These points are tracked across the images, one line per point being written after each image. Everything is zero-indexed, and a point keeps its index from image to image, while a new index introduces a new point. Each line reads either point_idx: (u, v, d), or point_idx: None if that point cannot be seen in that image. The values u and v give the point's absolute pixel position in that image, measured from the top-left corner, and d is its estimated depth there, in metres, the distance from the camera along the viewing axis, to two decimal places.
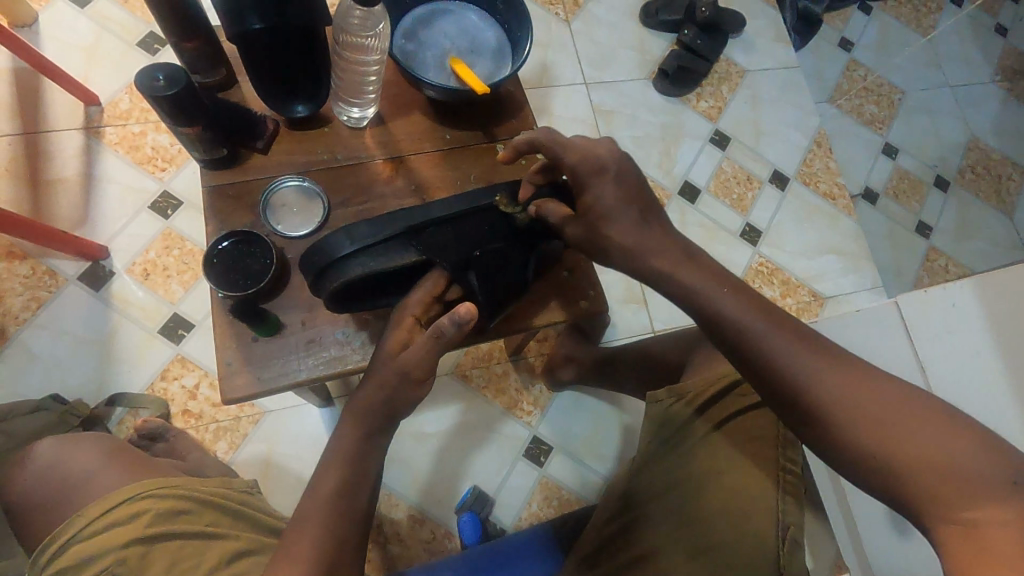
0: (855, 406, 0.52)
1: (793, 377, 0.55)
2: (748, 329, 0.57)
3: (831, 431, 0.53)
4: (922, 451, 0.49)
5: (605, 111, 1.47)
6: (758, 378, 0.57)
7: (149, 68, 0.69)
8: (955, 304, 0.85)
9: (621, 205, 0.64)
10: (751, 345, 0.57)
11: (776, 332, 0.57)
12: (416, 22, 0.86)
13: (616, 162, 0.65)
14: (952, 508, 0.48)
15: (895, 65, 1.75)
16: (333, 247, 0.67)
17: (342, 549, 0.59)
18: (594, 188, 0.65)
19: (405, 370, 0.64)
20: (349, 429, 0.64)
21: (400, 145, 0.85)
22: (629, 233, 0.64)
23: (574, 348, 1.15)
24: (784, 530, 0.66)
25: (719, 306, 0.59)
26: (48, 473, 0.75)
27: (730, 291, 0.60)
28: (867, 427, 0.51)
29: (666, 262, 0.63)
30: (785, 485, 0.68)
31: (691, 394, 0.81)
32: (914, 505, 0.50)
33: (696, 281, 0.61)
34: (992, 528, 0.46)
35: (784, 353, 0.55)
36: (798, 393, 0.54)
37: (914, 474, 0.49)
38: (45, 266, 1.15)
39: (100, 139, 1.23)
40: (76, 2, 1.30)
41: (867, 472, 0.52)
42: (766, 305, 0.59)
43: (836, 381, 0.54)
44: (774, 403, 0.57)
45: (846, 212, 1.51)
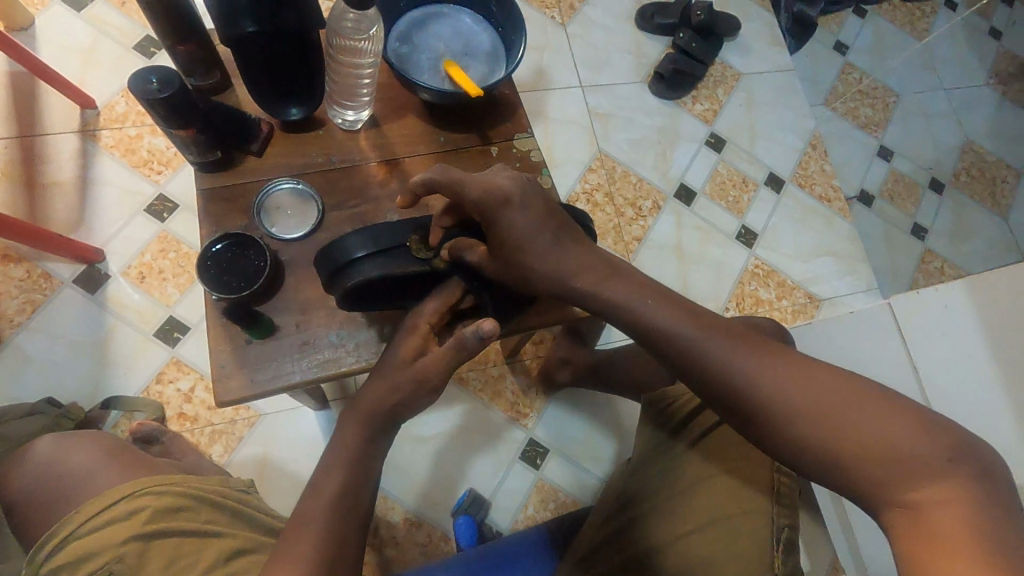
0: (788, 400, 0.54)
1: (729, 379, 0.57)
2: (683, 337, 0.60)
3: (769, 428, 0.54)
4: (858, 437, 0.50)
5: (601, 114, 1.47)
6: (698, 383, 0.59)
7: (143, 71, 0.69)
8: (948, 306, 0.86)
9: (538, 229, 0.65)
10: (687, 351, 0.60)
11: (709, 337, 0.59)
12: (410, 26, 0.87)
13: (517, 191, 0.64)
14: (896, 492, 0.48)
15: (890, 68, 1.76)
16: (350, 249, 0.67)
17: (344, 547, 0.59)
18: (505, 218, 0.64)
19: (417, 378, 0.65)
20: (350, 429, 0.65)
21: (395, 148, 0.85)
22: (551, 261, 0.66)
23: (570, 351, 1.14)
24: (778, 533, 0.63)
25: (653, 317, 0.62)
26: (45, 472, 0.75)
27: (663, 303, 0.63)
28: (802, 420, 0.52)
29: (594, 281, 0.66)
30: (780, 489, 0.65)
31: (678, 402, 0.82)
32: (861, 493, 0.50)
33: (631, 296, 0.64)
34: (935, 510, 0.47)
35: (718, 356, 0.58)
36: (734, 392, 0.57)
37: (852, 461, 0.50)
38: (41, 269, 1.15)
39: (96, 142, 1.23)
40: (72, 6, 1.30)
41: (811, 466, 0.52)
42: (697, 313, 0.62)
43: (769, 376, 0.55)
44: (716, 406, 0.59)
45: (841, 215, 1.51)
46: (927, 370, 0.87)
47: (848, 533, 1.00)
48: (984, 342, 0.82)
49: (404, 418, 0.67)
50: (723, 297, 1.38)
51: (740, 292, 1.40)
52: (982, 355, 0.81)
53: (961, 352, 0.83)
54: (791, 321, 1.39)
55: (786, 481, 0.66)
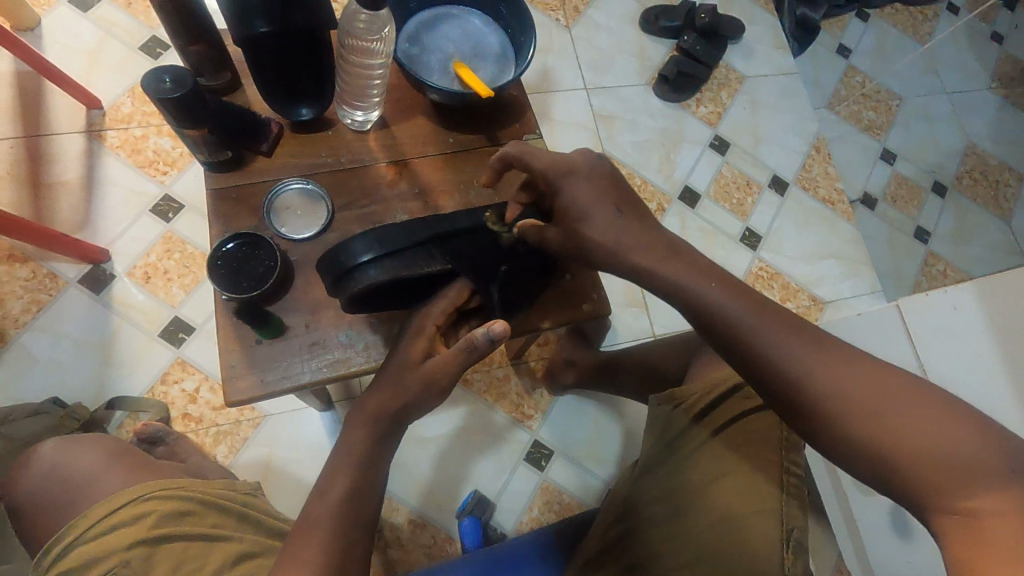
0: (849, 397, 0.52)
1: (786, 369, 0.55)
2: (740, 324, 0.57)
3: (828, 423, 0.53)
4: (920, 440, 0.49)
5: (605, 116, 1.47)
6: (753, 372, 0.57)
7: (156, 70, 0.69)
8: (957, 306, 0.85)
9: (596, 202, 0.64)
10: (743, 339, 0.57)
11: (767, 325, 0.56)
12: (419, 27, 0.87)
13: (586, 164, 0.65)
14: (950, 498, 0.48)
15: (893, 71, 1.76)
16: (355, 252, 0.66)
17: (352, 549, 0.59)
18: (567, 188, 0.64)
19: (428, 381, 0.64)
20: (359, 431, 0.64)
21: (404, 148, 0.85)
22: (607, 233, 0.63)
23: (573, 352, 1.16)
24: (788, 534, 0.66)
25: (709, 299, 0.59)
26: (53, 473, 0.75)
27: (719, 283, 0.60)
28: (863, 418, 0.51)
29: (651, 257, 0.62)
30: (789, 487, 0.69)
31: (690, 400, 0.81)
32: (912, 495, 0.50)
33: (684, 276, 0.60)
34: (992, 518, 0.46)
35: (777, 346, 0.55)
36: (790, 384, 0.55)
37: (911, 464, 0.49)
38: (46, 269, 1.15)
39: (101, 142, 1.23)
40: (78, 6, 1.30)
41: (865, 465, 0.52)
42: (755, 297, 0.59)
43: (828, 372, 0.54)
44: (769, 397, 0.57)
45: (844, 217, 1.51)
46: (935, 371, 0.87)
47: (853, 535, 1.01)
48: (994, 343, 0.82)
49: (410, 418, 0.66)
50: None
51: None
52: (991, 358, 0.82)
53: (970, 354, 0.83)
54: None
55: (795, 485, 0.70)
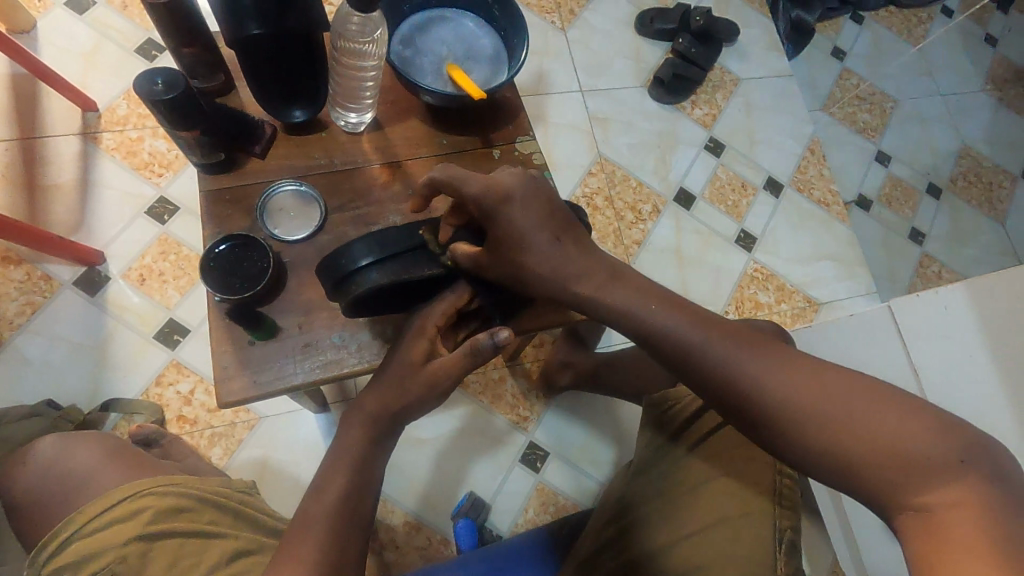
0: (794, 404, 0.54)
1: (732, 383, 0.57)
2: (686, 342, 0.59)
3: (780, 433, 0.54)
4: (870, 438, 0.50)
5: (601, 118, 1.48)
6: (703, 389, 0.59)
7: (149, 72, 0.69)
8: (948, 307, 0.86)
9: (540, 226, 0.65)
10: (689, 357, 0.59)
11: (710, 342, 0.59)
12: (413, 29, 0.87)
13: (520, 190, 0.65)
14: (905, 494, 0.49)
15: (887, 74, 1.77)
16: (353, 257, 0.67)
17: (343, 551, 0.59)
18: (505, 217, 0.64)
19: (432, 385, 0.65)
20: (356, 433, 0.65)
21: (398, 150, 0.85)
22: (552, 258, 0.65)
23: (569, 354, 1.14)
24: (780, 536, 0.63)
25: (654, 322, 0.61)
26: (48, 472, 0.75)
27: (661, 305, 0.62)
28: (812, 425, 0.52)
29: (593, 283, 0.65)
30: (782, 492, 0.66)
31: (680, 404, 0.82)
32: (870, 496, 0.51)
33: (628, 299, 0.63)
34: (947, 513, 0.47)
35: (721, 362, 0.57)
36: (738, 397, 0.56)
37: (864, 464, 0.50)
38: (42, 271, 1.15)
39: (97, 144, 1.24)
40: (74, 9, 1.30)
41: (822, 470, 0.53)
42: (698, 315, 0.61)
43: (773, 382, 0.55)
44: (722, 413, 0.59)
45: (839, 219, 1.52)
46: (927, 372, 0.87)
47: (850, 539, 1.00)
48: (986, 343, 0.82)
49: (407, 419, 0.67)
50: (723, 300, 1.39)
51: (739, 295, 1.40)
52: (983, 358, 0.82)
53: (961, 354, 0.84)
54: (790, 325, 1.39)
55: (789, 486, 0.66)
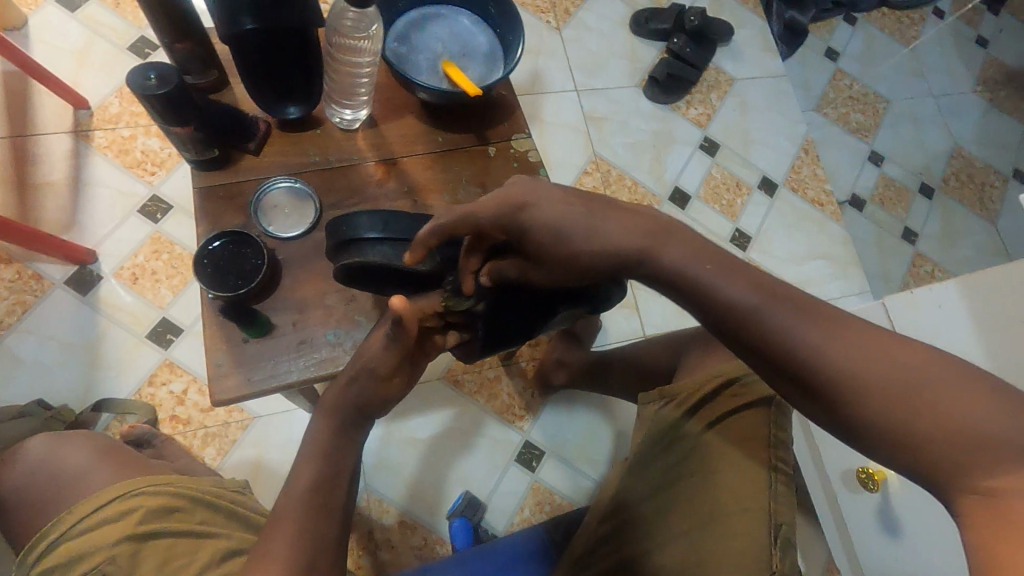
0: (855, 371, 0.45)
1: (786, 345, 0.48)
2: (734, 300, 0.50)
3: (837, 402, 0.46)
4: (941, 416, 0.43)
5: (596, 117, 1.48)
6: (750, 350, 0.50)
7: (141, 68, 0.69)
8: (942, 305, 0.86)
9: (565, 210, 0.57)
10: (746, 318, 0.49)
11: (773, 302, 0.49)
12: (408, 26, 0.87)
13: (528, 189, 0.58)
14: (974, 478, 0.42)
15: (880, 74, 1.78)
16: (361, 227, 0.67)
17: (316, 545, 0.55)
18: (530, 222, 0.58)
19: (377, 373, 0.65)
20: (320, 426, 0.63)
21: (393, 147, 0.85)
22: (589, 230, 0.56)
23: (565, 352, 1.14)
24: (775, 530, 0.65)
25: (706, 280, 0.52)
26: (39, 471, 0.74)
27: (714, 262, 0.53)
28: (880, 399, 0.44)
29: (627, 236, 0.55)
30: (776, 486, 0.68)
31: (681, 395, 0.80)
32: (930, 477, 0.44)
33: (675, 257, 0.54)
34: (1020, 500, 0.40)
35: (786, 325, 0.48)
36: (790, 359, 0.48)
37: (934, 445, 0.43)
38: (32, 270, 1.14)
39: (89, 142, 1.23)
40: (65, 7, 1.29)
41: (885, 448, 0.45)
42: (756, 274, 0.52)
43: (834, 346, 0.47)
44: (779, 380, 0.49)
45: (834, 218, 1.52)
46: None
47: (846, 539, 1.01)
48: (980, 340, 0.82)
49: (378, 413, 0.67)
50: None
51: None
52: (976, 354, 0.82)
53: (955, 351, 0.84)
54: None
55: (784, 481, 0.69)
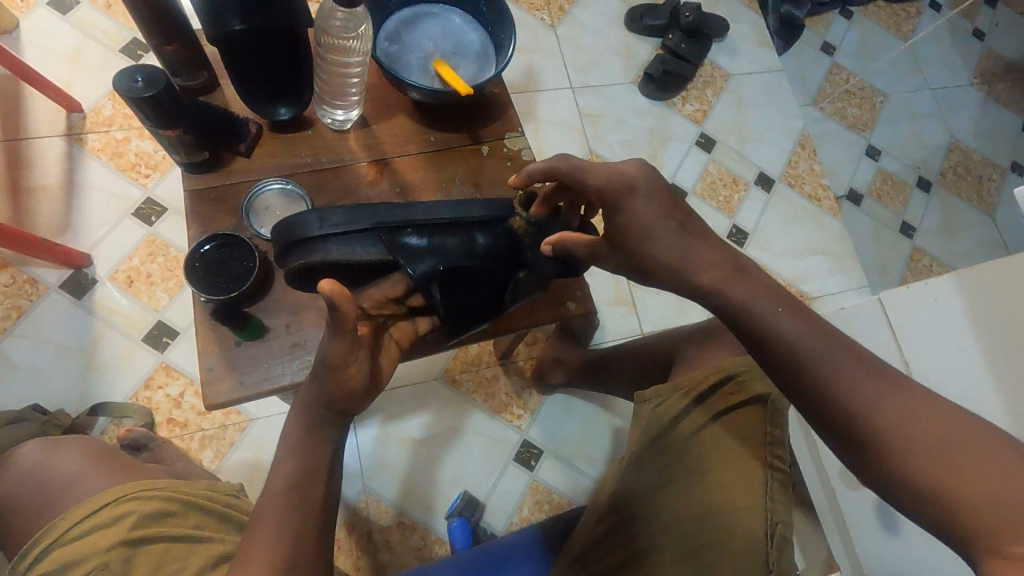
0: (906, 434, 0.46)
1: (843, 397, 0.48)
2: (801, 343, 0.50)
3: (879, 457, 0.47)
4: (984, 492, 0.43)
5: (591, 115, 1.47)
6: (806, 394, 0.50)
7: (129, 71, 0.68)
8: (939, 299, 0.85)
9: (661, 218, 0.57)
10: (809, 361, 0.50)
11: (838, 351, 0.50)
12: (399, 26, 0.86)
13: (643, 176, 0.58)
14: (1005, 547, 0.42)
15: (877, 69, 1.77)
16: (302, 226, 0.63)
17: (304, 546, 0.55)
18: (629, 208, 0.57)
19: (335, 365, 0.57)
20: (296, 421, 0.61)
21: (385, 148, 0.84)
22: (663, 251, 0.56)
23: (563, 350, 1.15)
24: (772, 529, 0.65)
25: (772, 320, 0.51)
26: (33, 476, 0.73)
27: (785, 304, 0.52)
28: (927, 463, 0.45)
29: (710, 271, 0.54)
30: (773, 483, 0.69)
31: (677, 393, 0.80)
32: (956, 535, 0.44)
33: (744, 291, 0.53)
34: None
35: (847, 379, 0.49)
36: (842, 411, 0.48)
37: (972, 515, 0.43)
38: (27, 275, 1.14)
39: (82, 145, 1.22)
40: (57, 9, 1.29)
41: (916, 501, 0.46)
42: (822, 318, 0.52)
43: (890, 405, 0.47)
44: (823, 424, 0.50)
45: (831, 214, 1.52)
46: (920, 362, 0.88)
47: (844, 529, 1.01)
48: (975, 335, 0.81)
49: (354, 408, 0.61)
50: None
51: None
52: (974, 349, 0.81)
53: (952, 347, 0.84)
54: None
55: (781, 479, 0.70)
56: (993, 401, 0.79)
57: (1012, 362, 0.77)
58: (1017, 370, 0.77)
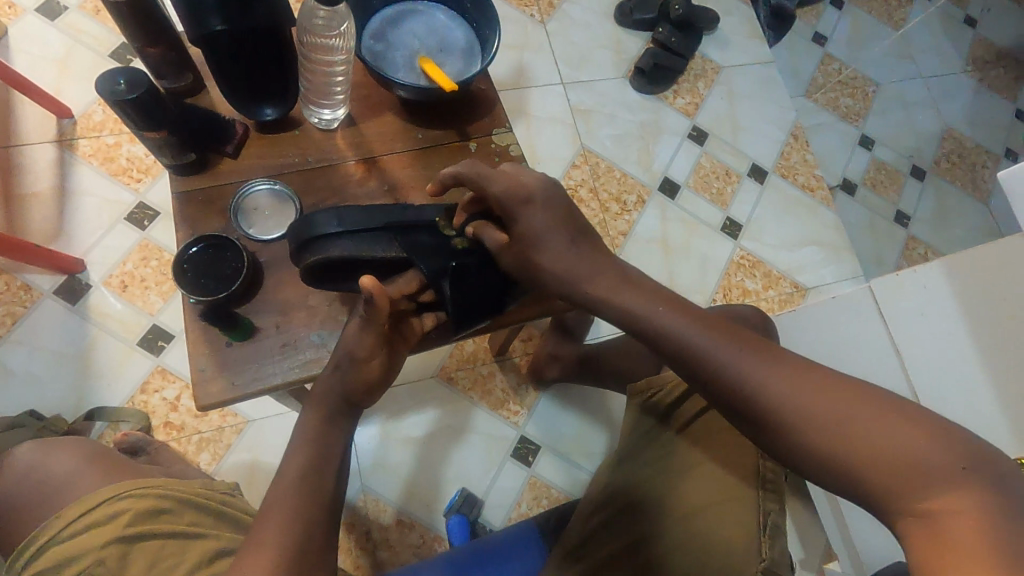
0: (793, 405, 0.49)
1: (729, 382, 0.52)
2: (686, 339, 0.55)
3: (773, 433, 0.50)
4: (867, 446, 0.45)
5: (582, 110, 1.47)
6: (701, 385, 0.54)
7: (111, 73, 0.69)
8: (926, 284, 0.86)
9: (554, 229, 0.63)
10: (697, 357, 0.54)
11: (721, 343, 0.54)
12: (384, 23, 0.86)
13: (542, 191, 0.64)
14: (908, 499, 0.44)
15: (868, 58, 1.77)
16: (318, 224, 0.64)
17: (308, 531, 0.54)
18: (525, 217, 0.63)
19: (358, 358, 0.61)
20: (309, 416, 0.62)
21: (372, 146, 0.85)
22: (559, 258, 0.63)
23: (558, 347, 1.13)
24: (764, 518, 0.62)
25: (659, 321, 0.57)
26: (28, 478, 0.74)
27: (669, 306, 0.58)
28: (813, 430, 0.48)
29: (604, 284, 0.62)
30: (765, 475, 0.64)
31: (663, 390, 0.80)
32: (872, 498, 0.46)
33: (635, 300, 0.59)
34: (951, 519, 0.42)
35: (731, 364, 0.52)
36: (735, 395, 0.52)
37: (861, 470, 0.45)
38: (21, 281, 1.14)
39: (73, 151, 1.22)
40: (45, 15, 1.29)
41: (822, 472, 0.48)
42: (706, 317, 0.57)
43: (774, 380, 0.50)
44: (728, 414, 0.53)
45: (824, 204, 1.52)
46: (909, 349, 0.88)
47: (845, 532, 1.00)
48: (964, 320, 0.81)
49: (369, 401, 0.64)
50: (710, 290, 1.39)
51: (726, 283, 1.41)
52: (963, 334, 0.82)
53: (941, 332, 0.84)
54: (778, 310, 1.39)
55: (772, 467, 0.65)
56: (983, 386, 0.80)
57: (1001, 346, 0.77)
58: (1005, 353, 0.77)
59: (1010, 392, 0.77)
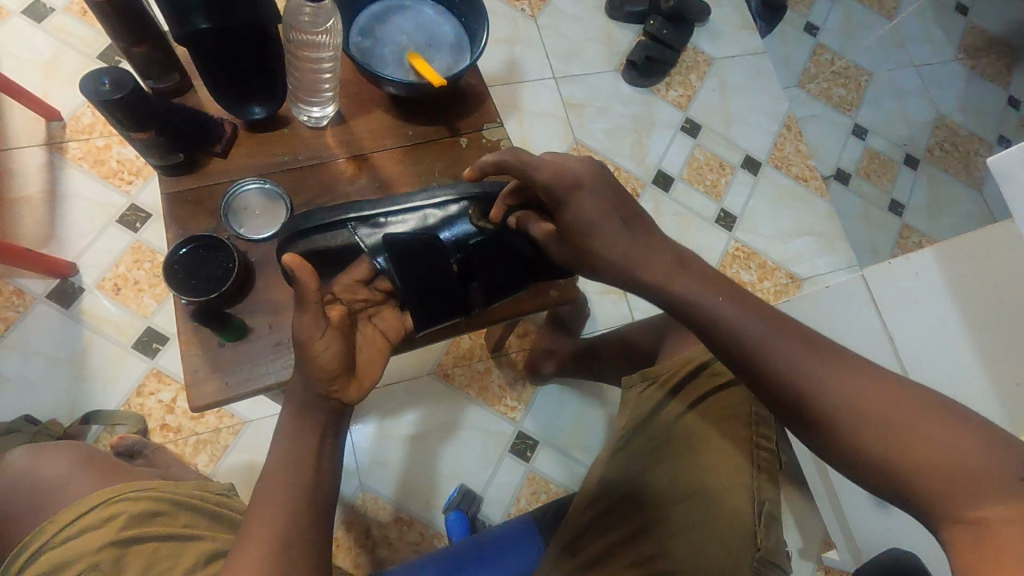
0: (850, 407, 0.49)
1: (785, 378, 0.52)
2: (741, 332, 0.55)
3: (826, 433, 0.50)
4: (923, 453, 0.46)
5: (575, 104, 1.47)
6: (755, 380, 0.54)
7: (96, 73, 0.68)
8: (919, 273, 0.86)
9: (604, 215, 0.64)
10: (753, 350, 0.54)
11: (781, 336, 0.54)
12: (372, 19, 0.86)
13: (589, 175, 0.64)
14: (960, 507, 0.44)
15: (859, 47, 1.77)
16: (295, 221, 0.69)
17: (299, 523, 0.53)
18: (572, 205, 0.64)
19: (302, 341, 0.56)
20: (287, 412, 0.59)
21: (362, 143, 0.84)
22: (613, 248, 0.64)
23: (554, 341, 1.14)
24: (760, 506, 0.68)
25: (713, 308, 0.58)
26: (19, 484, 0.73)
27: (724, 294, 0.58)
28: (871, 433, 0.48)
29: (661, 269, 0.62)
30: (760, 462, 0.70)
31: (662, 377, 0.80)
32: (922, 505, 0.46)
33: (689, 288, 0.60)
34: (1007, 526, 0.42)
35: (787, 360, 0.53)
36: (790, 392, 0.52)
37: (917, 475, 0.46)
38: (13, 286, 1.13)
39: (63, 154, 1.22)
40: (31, 18, 1.28)
41: (874, 475, 0.48)
42: (764, 308, 0.57)
43: (831, 380, 0.51)
44: (781, 411, 0.53)
45: (818, 194, 1.52)
46: (903, 338, 0.88)
47: (843, 523, 1.00)
48: (958, 310, 0.81)
49: (342, 394, 0.59)
50: None
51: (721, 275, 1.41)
52: (959, 325, 0.81)
53: (934, 321, 0.84)
54: (773, 301, 1.40)
55: (766, 456, 0.71)
56: (977, 376, 0.80)
57: (994, 334, 0.77)
58: (999, 341, 0.77)
59: (1003, 378, 0.77)
